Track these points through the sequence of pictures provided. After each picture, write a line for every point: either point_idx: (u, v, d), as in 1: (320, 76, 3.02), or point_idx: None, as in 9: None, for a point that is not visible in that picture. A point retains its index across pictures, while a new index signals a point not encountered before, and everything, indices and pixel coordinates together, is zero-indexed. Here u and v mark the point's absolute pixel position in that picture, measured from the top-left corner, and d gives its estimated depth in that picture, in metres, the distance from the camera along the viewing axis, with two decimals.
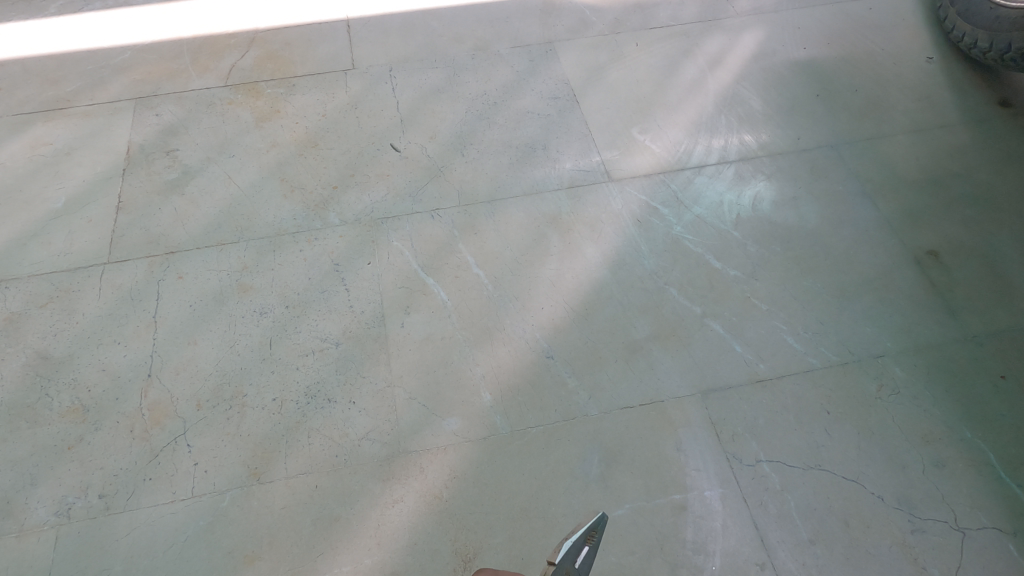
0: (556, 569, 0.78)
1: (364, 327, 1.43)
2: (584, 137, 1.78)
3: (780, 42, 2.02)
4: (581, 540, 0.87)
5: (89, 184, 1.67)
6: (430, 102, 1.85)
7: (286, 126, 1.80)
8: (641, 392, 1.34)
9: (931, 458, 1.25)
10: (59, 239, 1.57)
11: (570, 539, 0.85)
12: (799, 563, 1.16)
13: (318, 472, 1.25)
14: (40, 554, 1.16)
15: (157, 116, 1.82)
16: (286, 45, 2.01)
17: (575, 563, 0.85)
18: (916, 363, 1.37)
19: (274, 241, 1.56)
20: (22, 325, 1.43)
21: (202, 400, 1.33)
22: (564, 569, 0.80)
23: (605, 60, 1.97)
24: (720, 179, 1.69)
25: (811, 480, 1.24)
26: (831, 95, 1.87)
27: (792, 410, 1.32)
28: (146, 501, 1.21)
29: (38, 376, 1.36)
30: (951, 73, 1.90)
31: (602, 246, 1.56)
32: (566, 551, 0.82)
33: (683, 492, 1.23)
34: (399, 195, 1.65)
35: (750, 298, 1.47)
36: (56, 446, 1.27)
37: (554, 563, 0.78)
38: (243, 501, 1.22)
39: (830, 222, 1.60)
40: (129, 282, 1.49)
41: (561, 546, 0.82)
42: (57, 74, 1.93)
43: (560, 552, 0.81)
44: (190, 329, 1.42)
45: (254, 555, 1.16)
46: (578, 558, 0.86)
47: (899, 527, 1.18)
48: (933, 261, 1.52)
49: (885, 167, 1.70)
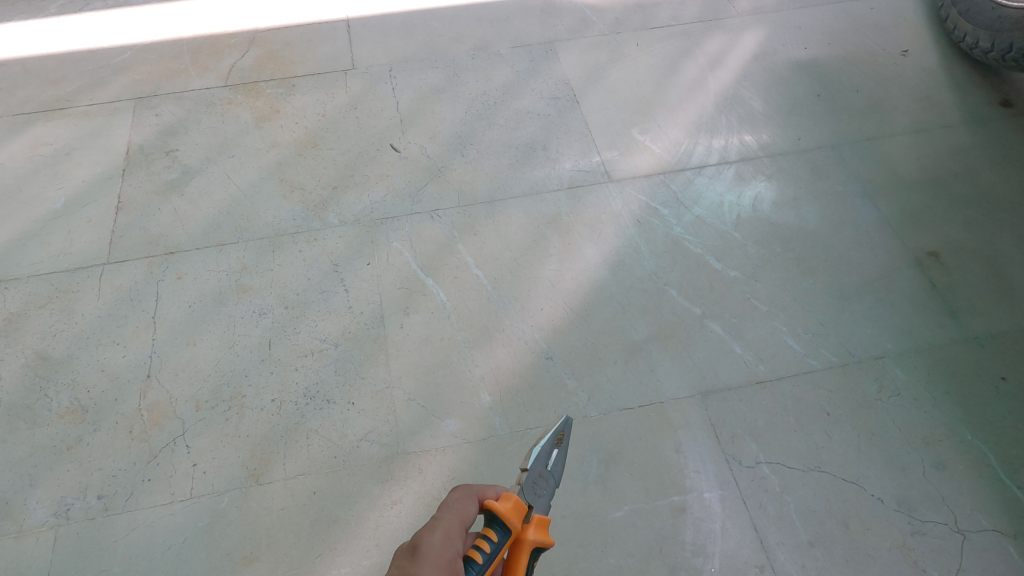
0: (527, 476, 0.88)
1: (363, 327, 1.43)
2: (584, 137, 1.77)
3: (780, 42, 2.01)
4: (551, 443, 0.94)
5: (88, 184, 1.67)
6: (430, 103, 1.85)
7: (285, 126, 1.79)
8: (640, 393, 1.34)
9: (931, 460, 1.25)
10: (59, 240, 1.57)
11: (538, 446, 0.92)
12: (799, 565, 1.15)
13: (317, 473, 1.25)
14: (39, 555, 1.16)
15: (157, 117, 1.82)
16: (286, 45, 2.00)
17: (548, 466, 0.92)
18: (916, 364, 1.37)
19: (274, 241, 1.56)
20: (22, 325, 1.43)
21: (202, 400, 1.33)
22: (536, 474, 0.89)
23: (605, 60, 1.96)
24: (720, 179, 1.68)
25: (811, 482, 1.23)
26: (831, 95, 1.86)
27: (792, 411, 1.31)
28: (144, 502, 1.21)
29: (37, 377, 1.36)
30: (952, 73, 1.89)
31: (602, 247, 1.56)
32: (536, 456, 0.91)
33: (683, 494, 1.22)
34: (399, 195, 1.65)
35: (751, 299, 1.47)
36: (55, 447, 1.27)
37: (524, 470, 0.88)
38: (242, 502, 1.21)
39: (830, 222, 1.60)
40: (128, 282, 1.49)
41: (531, 454, 0.90)
42: (56, 74, 1.93)
43: (530, 459, 0.90)
44: (189, 330, 1.42)
45: (253, 556, 1.16)
46: (550, 461, 0.94)
47: (899, 530, 1.18)
48: (934, 262, 1.51)
49: (886, 167, 1.69)
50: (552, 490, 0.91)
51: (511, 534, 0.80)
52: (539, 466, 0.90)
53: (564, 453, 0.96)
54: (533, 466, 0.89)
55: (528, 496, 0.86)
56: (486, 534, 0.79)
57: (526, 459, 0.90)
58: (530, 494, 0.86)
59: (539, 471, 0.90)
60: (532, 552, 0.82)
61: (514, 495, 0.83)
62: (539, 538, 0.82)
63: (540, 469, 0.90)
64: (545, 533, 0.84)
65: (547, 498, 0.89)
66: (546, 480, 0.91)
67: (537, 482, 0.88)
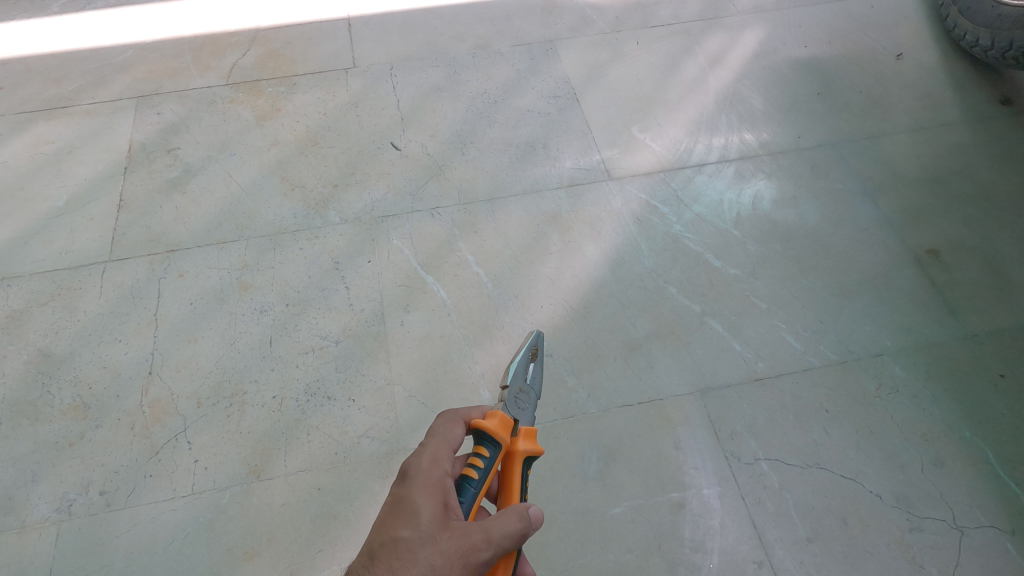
0: (509, 391, 0.93)
1: (364, 325, 1.43)
2: (584, 135, 1.78)
3: (780, 40, 2.01)
4: (527, 358, 0.99)
5: (90, 182, 1.68)
6: (431, 101, 1.86)
7: (286, 124, 1.80)
8: (640, 390, 1.34)
9: (930, 457, 1.25)
10: (61, 237, 1.57)
11: (515, 360, 0.97)
12: (797, 561, 1.16)
13: (318, 469, 1.25)
14: (41, 550, 1.16)
15: (159, 115, 1.82)
16: (287, 44, 2.01)
17: (526, 380, 0.98)
18: (915, 361, 1.37)
19: (275, 239, 1.57)
20: (24, 322, 1.44)
21: (203, 397, 1.33)
22: (517, 388, 0.95)
23: (606, 58, 1.97)
24: (720, 177, 1.69)
25: (809, 478, 1.24)
26: (831, 93, 1.87)
27: (791, 409, 1.32)
28: (146, 498, 1.22)
29: (39, 374, 1.37)
30: (952, 71, 1.90)
31: (602, 245, 1.56)
32: (515, 371, 0.96)
33: (682, 491, 1.23)
34: (400, 193, 1.65)
35: (750, 297, 1.47)
36: (57, 443, 1.28)
37: (506, 387, 0.93)
38: (243, 498, 1.22)
39: (830, 220, 1.60)
40: (130, 280, 1.50)
41: (509, 369, 0.95)
42: (58, 73, 1.94)
43: (508, 374, 0.95)
44: (190, 327, 1.43)
45: (254, 552, 1.17)
46: (528, 374, 0.99)
47: (898, 526, 1.18)
48: (933, 260, 1.52)
49: (885, 165, 1.70)
50: (533, 400, 0.97)
51: (500, 448, 0.86)
52: (518, 379, 0.96)
53: (539, 365, 1.01)
54: (512, 381, 0.95)
55: (512, 410, 0.92)
56: (478, 452, 0.85)
57: (505, 375, 0.95)
58: (513, 408, 0.92)
59: (519, 385, 0.95)
60: (523, 461, 0.89)
61: (500, 413, 0.89)
62: (527, 449, 0.90)
63: (519, 383, 0.95)
64: (532, 443, 0.91)
65: (531, 410, 0.95)
66: (527, 393, 0.96)
67: (519, 396, 0.94)
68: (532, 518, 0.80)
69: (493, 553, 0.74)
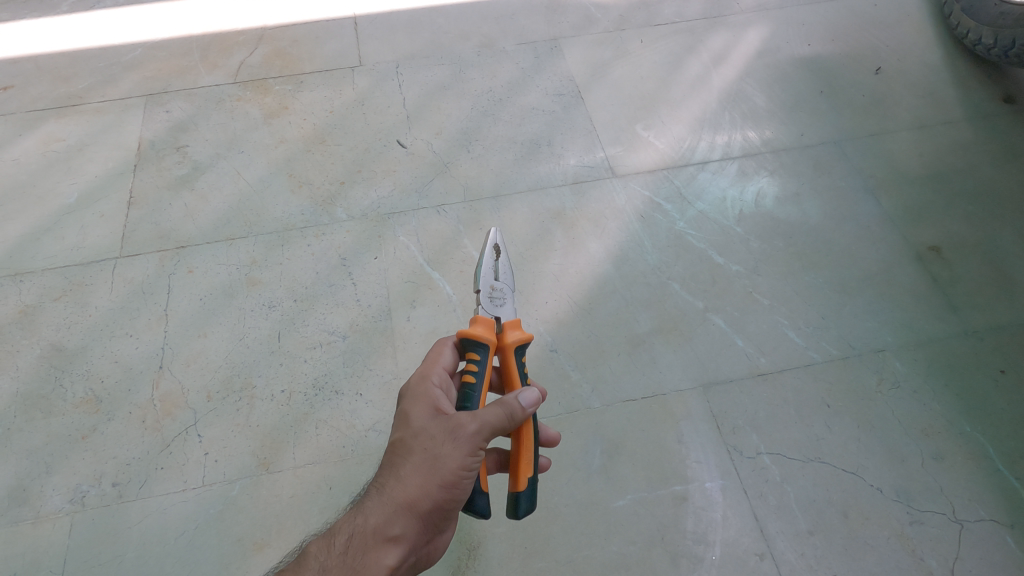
0: (483, 295, 1.00)
1: (370, 320, 1.45)
2: (588, 133, 1.79)
3: (784, 38, 2.02)
4: (492, 256, 1.05)
5: (101, 179, 1.70)
6: (436, 99, 1.87)
7: (293, 122, 1.82)
8: (643, 385, 1.36)
9: (930, 451, 1.27)
10: (72, 234, 1.59)
11: (482, 263, 1.02)
12: (798, 553, 1.18)
13: (326, 462, 1.27)
14: (56, 540, 1.19)
15: (168, 113, 1.84)
16: (294, 42, 2.03)
17: (498, 277, 1.04)
18: (916, 357, 1.38)
19: (282, 235, 1.59)
20: (37, 318, 1.46)
21: (213, 391, 1.35)
22: (489, 288, 1.01)
23: (610, 56, 1.98)
24: (723, 175, 1.70)
25: (810, 472, 1.25)
26: (834, 91, 1.88)
27: (793, 403, 1.33)
28: (158, 489, 1.24)
29: (52, 368, 1.39)
30: (955, 69, 1.90)
31: (606, 241, 1.58)
32: (483, 274, 1.02)
33: (684, 484, 1.25)
34: (406, 190, 1.67)
35: (753, 293, 1.48)
36: (70, 435, 1.30)
37: (479, 291, 1.00)
38: (253, 490, 1.24)
39: (832, 217, 1.61)
40: (140, 276, 1.52)
41: (478, 274, 1.01)
42: (68, 71, 1.96)
43: (478, 279, 1.01)
44: (200, 323, 1.45)
45: (264, 543, 1.19)
46: (499, 271, 1.05)
47: (898, 519, 1.20)
48: (934, 257, 1.53)
49: (887, 163, 1.71)
50: (509, 291, 1.05)
51: (489, 349, 0.96)
52: (488, 279, 1.02)
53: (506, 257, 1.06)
54: (482, 282, 1.01)
55: (488, 310, 1.00)
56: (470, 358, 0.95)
57: (475, 282, 1.00)
58: (490, 308, 1.00)
59: (492, 285, 1.02)
60: (516, 351, 0.99)
61: (482, 319, 0.99)
62: (516, 341, 0.99)
63: (490, 282, 1.02)
64: (520, 332, 1.00)
65: (509, 303, 1.03)
66: (501, 289, 1.03)
67: (493, 294, 1.01)
68: (529, 402, 0.88)
69: (478, 430, 0.84)
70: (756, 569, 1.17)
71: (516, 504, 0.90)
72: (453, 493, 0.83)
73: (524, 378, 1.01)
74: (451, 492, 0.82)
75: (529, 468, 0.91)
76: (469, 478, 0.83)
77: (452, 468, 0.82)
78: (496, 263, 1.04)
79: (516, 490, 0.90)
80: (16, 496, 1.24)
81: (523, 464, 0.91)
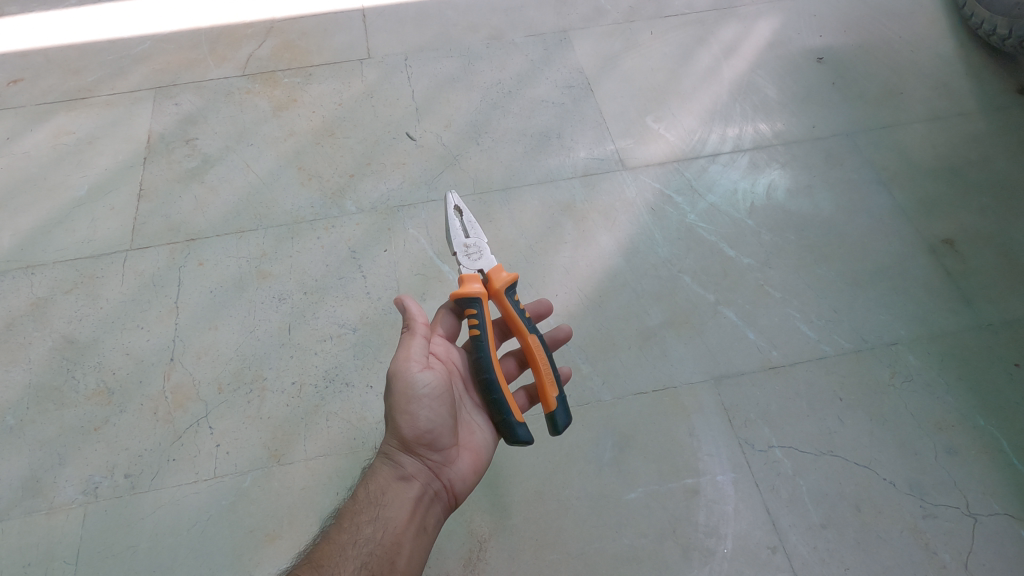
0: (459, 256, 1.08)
1: (380, 313, 1.45)
2: (598, 125, 1.78)
3: (795, 30, 2.01)
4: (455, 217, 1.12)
5: (111, 172, 1.71)
6: (445, 92, 1.86)
7: (302, 114, 1.82)
8: (654, 378, 1.35)
9: (944, 445, 1.26)
10: (83, 226, 1.60)
11: (449, 227, 1.10)
12: (810, 547, 1.17)
13: (337, 453, 1.28)
14: (69, 530, 1.19)
15: (177, 106, 1.84)
16: (303, 35, 2.02)
17: (469, 233, 1.11)
18: (930, 350, 1.38)
19: (292, 228, 1.58)
20: (49, 310, 1.46)
21: (224, 383, 1.36)
22: (464, 247, 1.09)
23: (620, 48, 1.97)
24: (734, 167, 1.69)
25: (823, 465, 1.25)
26: (846, 82, 1.86)
27: (804, 396, 1.33)
28: (170, 481, 1.24)
29: (64, 360, 1.39)
30: (969, 60, 1.89)
31: (616, 234, 1.57)
32: (453, 236, 1.10)
33: (696, 477, 1.24)
34: (415, 182, 1.67)
35: (764, 286, 1.48)
36: (82, 427, 1.31)
37: (456, 255, 1.09)
38: (264, 481, 1.24)
39: (844, 210, 1.60)
40: (151, 268, 1.52)
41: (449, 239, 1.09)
42: (78, 64, 1.96)
43: (452, 243, 1.09)
44: (211, 315, 1.45)
45: (276, 534, 1.20)
46: (468, 227, 1.12)
47: (911, 513, 1.19)
48: (948, 250, 1.52)
49: (900, 155, 1.69)
50: (483, 242, 1.12)
51: (482, 300, 1.04)
52: (459, 240, 1.10)
53: (469, 213, 1.14)
54: (455, 245, 1.10)
55: (470, 266, 1.08)
56: (469, 315, 1.04)
57: (449, 247, 1.09)
58: (471, 264, 1.09)
59: (464, 244, 1.10)
60: (507, 293, 1.06)
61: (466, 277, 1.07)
62: (502, 284, 1.06)
63: (463, 241, 1.10)
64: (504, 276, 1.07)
65: (487, 252, 1.10)
66: (475, 242, 1.11)
67: (468, 251, 1.09)
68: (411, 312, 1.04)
69: (402, 359, 0.99)
70: (768, 562, 1.16)
71: (552, 422, 0.99)
72: (417, 418, 0.97)
73: (526, 315, 1.08)
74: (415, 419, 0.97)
75: (552, 387, 1.00)
76: (421, 402, 0.97)
77: (405, 401, 0.97)
78: (464, 221, 1.11)
79: (549, 410, 1.00)
80: (29, 487, 1.24)
81: (546, 385, 1.00)
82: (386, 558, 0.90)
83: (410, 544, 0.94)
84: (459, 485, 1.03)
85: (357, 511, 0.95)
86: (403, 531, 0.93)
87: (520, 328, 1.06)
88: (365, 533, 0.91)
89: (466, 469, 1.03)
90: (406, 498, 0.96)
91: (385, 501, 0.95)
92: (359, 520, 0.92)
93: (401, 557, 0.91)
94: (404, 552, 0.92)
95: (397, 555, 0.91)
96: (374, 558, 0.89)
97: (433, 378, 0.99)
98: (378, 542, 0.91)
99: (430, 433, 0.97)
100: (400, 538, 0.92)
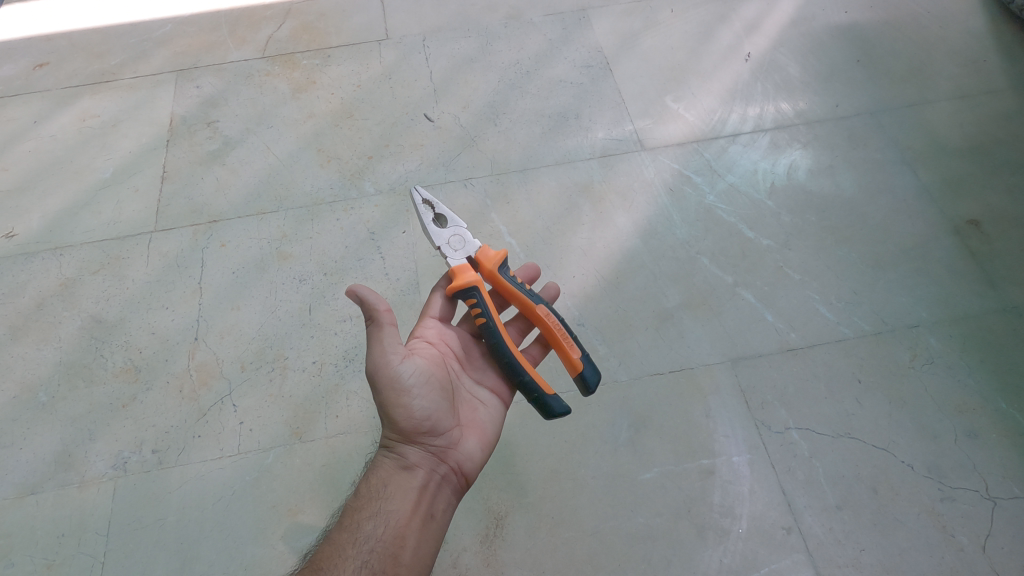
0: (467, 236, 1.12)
1: (399, 294, 1.47)
2: (617, 106, 1.77)
3: (819, 5, 1.96)
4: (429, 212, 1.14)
5: (135, 155, 1.73)
6: (463, 72, 1.86)
7: (321, 97, 1.82)
8: (670, 360, 1.35)
9: (964, 429, 1.25)
10: (108, 209, 1.63)
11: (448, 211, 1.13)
12: (826, 527, 1.18)
13: (357, 432, 1.30)
14: (99, 503, 1.23)
15: (198, 89, 1.86)
16: (321, 16, 2.02)
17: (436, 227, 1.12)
18: (952, 333, 1.36)
19: (311, 209, 1.60)
20: (77, 290, 1.50)
21: (246, 362, 1.39)
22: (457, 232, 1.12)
23: (640, 26, 1.94)
24: (754, 147, 1.67)
25: (840, 448, 1.25)
26: (871, 59, 1.82)
27: (823, 378, 1.32)
28: (196, 457, 1.28)
29: (93, 338, 1.43)
30: (999, 36, 1.84)
31: (633, 215, 1.57)
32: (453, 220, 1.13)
33: (711, 458, 1.25)
34: (433, 163, 1.67)
35: (783, 268, 1.46)
36: (111, 404, 1.34)
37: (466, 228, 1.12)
38: (286, 458, 1.28)
39: (867, 191, 1.58)
40: (175, 250, 1.55)
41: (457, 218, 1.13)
42: (101, 48, 1.98)
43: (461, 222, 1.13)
44: (233, 295, 1.48)
45: (298, 509, 1.23)
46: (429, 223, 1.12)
47: (929, 496, 1.19)
48: (973, 231, 1.49)
49: (926, 133, 1.66)
50: (439, 240, 1.11)
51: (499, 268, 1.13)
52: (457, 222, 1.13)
53: (421, 212, 1.13)
54: (437, 239, 1.10)
55: (457, 256, 1.10)
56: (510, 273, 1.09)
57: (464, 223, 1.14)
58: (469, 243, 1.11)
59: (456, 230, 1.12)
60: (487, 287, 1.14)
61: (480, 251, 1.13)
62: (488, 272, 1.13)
63: (444, 233, 1.11)
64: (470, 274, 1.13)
65: (451, 250, 1.10)
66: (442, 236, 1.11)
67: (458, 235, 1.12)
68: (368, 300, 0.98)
69: (379, 355, 0.98)
70: (783, 542, 1.17)
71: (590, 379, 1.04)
72: (407, 408, 0.98)
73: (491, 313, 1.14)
74: (403, 408, 0.97)
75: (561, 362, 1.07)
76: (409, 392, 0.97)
77: (395, 395, 0.98)
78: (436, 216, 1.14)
79: (576, 371, 1.02)
80: (61, 461, 1.28)
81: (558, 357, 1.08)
82: (387, 554, 0.89)
83: (416, 535, 0.93)
84: (465, 463, 1.03)
85: (359, 508, 0.95)
86: (406, 523, 0.93)
87: (522, 301, 1.07)
88: (366, 531, 0.91)
89: (472, 447, 1.04)
90: (408, 488, 0.96)
91: (387, 495, 0.96)
92: (359, 519, 0.93)
93: (405, 550, 0.91)
94: (409, 545, 0.92)
95: (401, 548, 0.91)
96: (375, 555, 0.89)
97: (414, 365, 0.99)
98: (379, 537, 0.91)
99: (428, 420, 0.98)
100: (404, 532, 0.92)
